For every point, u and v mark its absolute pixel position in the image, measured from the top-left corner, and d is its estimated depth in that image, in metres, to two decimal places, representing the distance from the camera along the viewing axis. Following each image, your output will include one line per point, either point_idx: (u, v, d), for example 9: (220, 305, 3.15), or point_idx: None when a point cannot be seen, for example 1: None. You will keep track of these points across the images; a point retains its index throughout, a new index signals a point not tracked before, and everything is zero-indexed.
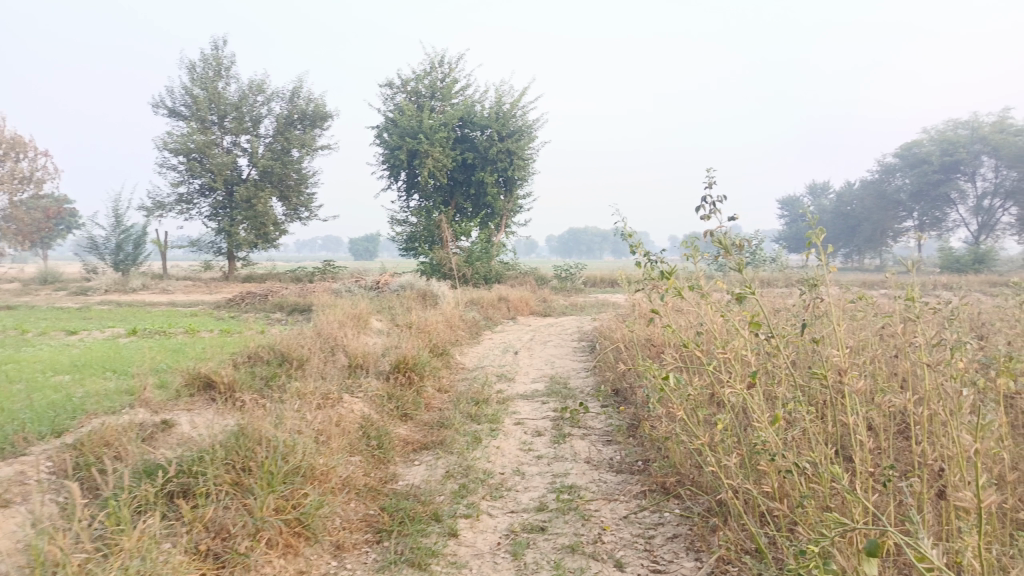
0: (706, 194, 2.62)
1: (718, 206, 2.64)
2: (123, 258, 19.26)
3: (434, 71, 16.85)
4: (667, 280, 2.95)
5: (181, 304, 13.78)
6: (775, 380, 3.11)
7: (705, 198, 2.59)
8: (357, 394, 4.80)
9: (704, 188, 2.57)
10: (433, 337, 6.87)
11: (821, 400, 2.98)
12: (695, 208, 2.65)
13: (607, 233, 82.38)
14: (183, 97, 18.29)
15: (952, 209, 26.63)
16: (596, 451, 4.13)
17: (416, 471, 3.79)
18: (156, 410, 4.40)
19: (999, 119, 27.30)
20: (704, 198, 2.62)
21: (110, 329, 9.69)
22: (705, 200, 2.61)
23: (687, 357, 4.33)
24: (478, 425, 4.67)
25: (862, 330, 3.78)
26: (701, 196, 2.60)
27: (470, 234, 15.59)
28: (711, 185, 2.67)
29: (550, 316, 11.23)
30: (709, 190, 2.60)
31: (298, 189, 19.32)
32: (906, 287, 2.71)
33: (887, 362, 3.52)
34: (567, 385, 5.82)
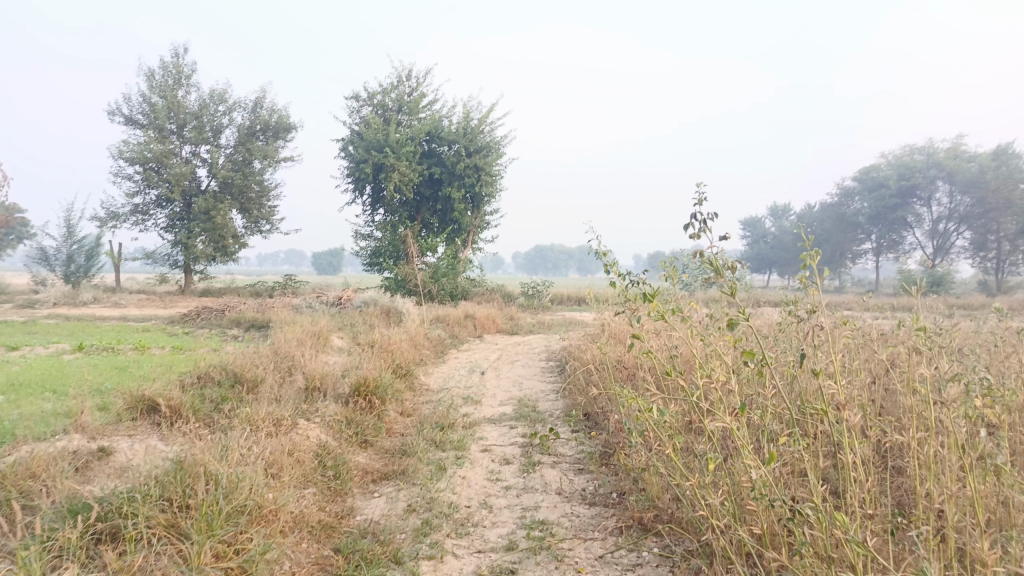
0: (698, 210, 2.40)
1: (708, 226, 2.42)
2: (74, 270, 18.54)
3: (401, 85, 16.67)
4: (650, 303, 2.68)
5: (133, 319, 13.25)
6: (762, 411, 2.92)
7: (696, 214, 2.35)
8: (314, 419, 4.52)
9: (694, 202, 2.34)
10: (397, 357, 6.60)
11: (811, 434, 2.81)
12: (684, 227, 2.41)
13: (572, 251, 83.05)
14: (141, 105, 17.76)
15: (908, 232, 27.22)
16: (567, 481, 3.91)
17: (375, 505, 3.51)
18: (93, 436, 4.06)
19: (953, 145, 28.06)
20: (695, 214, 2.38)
21: (55, 345, 9.21)
22: (695, 217, 2.38)
23: (666, 384, 4.11)
24: (443, 452, 4.42)
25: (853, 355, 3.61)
26: (691, 211, 2.37)
27: (436, 250, 15.35)
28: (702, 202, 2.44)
29: (517, 335, 11.03)
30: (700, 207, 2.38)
31: (259, 202, 18.87)
32: (914, 316, 2.52)
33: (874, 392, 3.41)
34: (536, 409, 5.59)
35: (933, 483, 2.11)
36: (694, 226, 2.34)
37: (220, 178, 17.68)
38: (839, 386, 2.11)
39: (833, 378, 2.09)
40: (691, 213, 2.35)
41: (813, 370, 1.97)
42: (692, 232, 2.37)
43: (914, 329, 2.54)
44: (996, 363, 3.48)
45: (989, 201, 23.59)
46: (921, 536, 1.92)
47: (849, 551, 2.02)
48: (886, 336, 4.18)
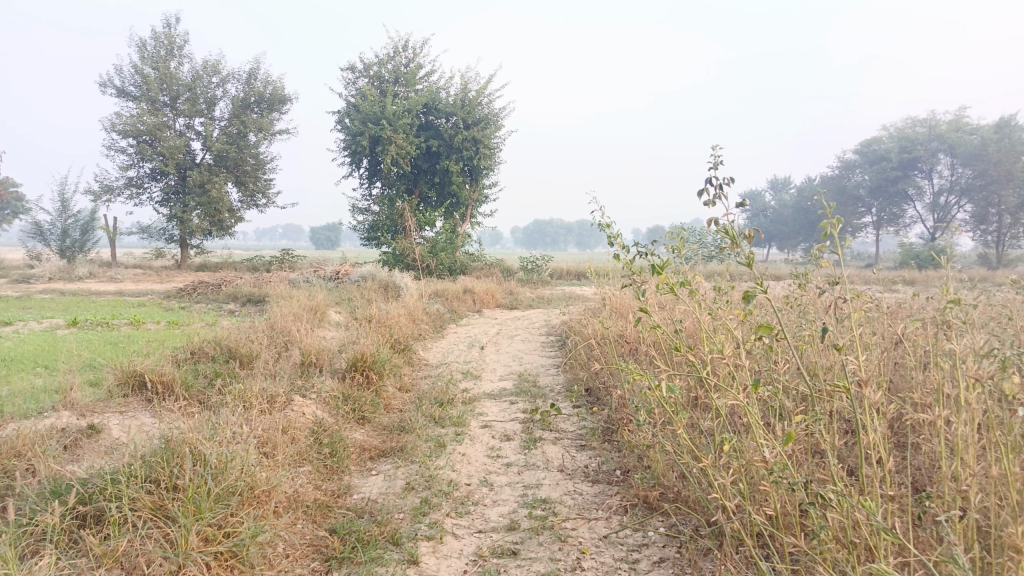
0: (712, 175, 2.22)
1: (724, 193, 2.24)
2: (69, 244, 18.36)
3: (397, 56, 16.37)
4: (659, 274, 2.53)
5: (129, 294, 13.13)
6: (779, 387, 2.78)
7: (711, 180, 2.18)
8: (309, 395, 4.42)
9: (709, 167, 2.16)
10: (395, 332, 6.50)
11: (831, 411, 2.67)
12: (696, 194, 2.24)
13: (572, 226, 82.91)
14: (133, 77, 17.45)
15: (909, 206, 27.01)
16: (570, 458, 3.81)
17: (373, 483, 3.42)
18: (83, 413, 3.95)
19: (955, 117, 27.81)
20: (708, 180, 2.21)
21: (49, 320, 9.09)
22: (710, 182, 2.21)
23: (672, 360, 4.01)
24: (442, 428, 4.32)
25: (872, 333, 3.47)
26: (705, 177, 2.20)
27: (434, 224, 15.19)
28: (716, 167, 2.27)
29: (517, 309, 10.92)
30: (714, 173, 2.20)
31: (255, 175, 18.66)
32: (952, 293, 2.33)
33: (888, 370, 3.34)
34: (536, 384, 5.49)
35: (961, 463, 2.00)
36: (708, 192, 2.15)
37: (215, 151, 17.44)
38: (859, 362, 2.00)
39: (854, 354, 1.98)
40: (706, 178, 2.18)
41: (837, 346, 1.85)
42: (706, 200, 2.20)
43: (948, 304, 2.36)
44: (1013, 335, 3.38)
45: (991, 173, 23.42)
46: (948, 519, 1.82)
47: (868, 538, 1.92)
48: (903, 311, 4.05)
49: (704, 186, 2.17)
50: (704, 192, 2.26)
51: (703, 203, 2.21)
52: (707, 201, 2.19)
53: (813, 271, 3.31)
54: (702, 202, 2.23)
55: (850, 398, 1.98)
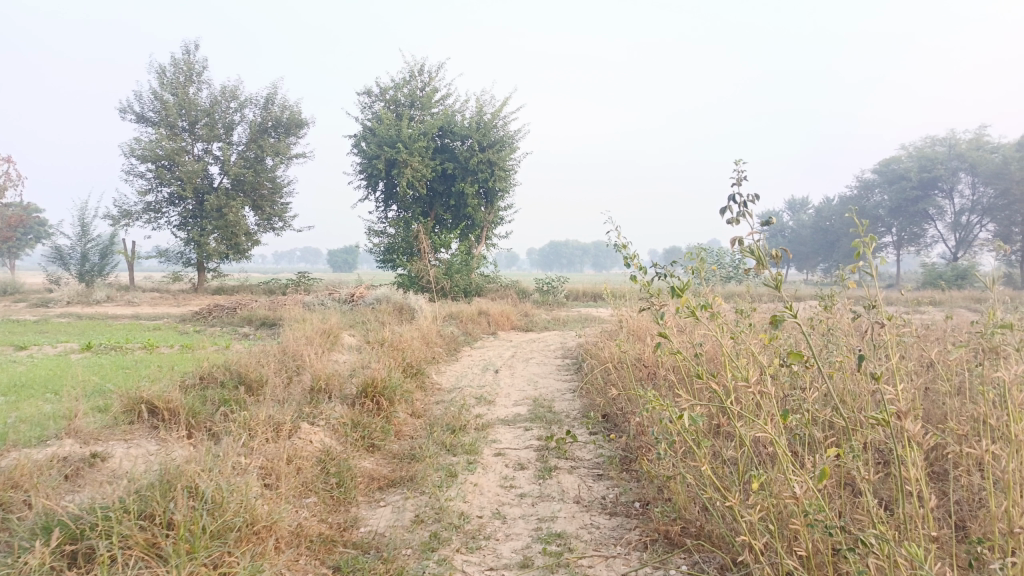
0: (737, 191, 2.08)
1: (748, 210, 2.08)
2: (88, 268, 18.48)
3: (413, 79, 16.43)
4: (680, 296, 2.39)
5: (145, 318, 13.14)
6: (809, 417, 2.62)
7: (734, 198, 2.03)
8: (318, 421, 4.30)
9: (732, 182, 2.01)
10: (407, 355, 6.38)
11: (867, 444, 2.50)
12: (718, 212, 2.11)
13: (588, 247, 82.84)
14: (152, 102, 17.65)
15: (930, 225, 26.48)
16: (586, 488, 3.66)
17: (380, 515, 3.28)
18: (87, 441, 3.85)
19: (975, 135, 27.49)
20: (731, 198, 2.07)
21: (64, 344, 9.06)
22: (735, 199, 2.05)
23: (695, 388, 3.86)
24: (454, 456, 4.18)
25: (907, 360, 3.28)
26: (728, 195, 2.05)
27: (449, 246, 15.13)
28: (739, 184, 2.13)
29: (533, 331, 10.76)
30: (738, 190, 2.06)
31: (272, 199, 18.75)
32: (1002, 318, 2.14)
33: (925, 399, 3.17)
34: (552, 410, 5.33)
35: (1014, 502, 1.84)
36: (732, 210, 2.01)
37: (233, 175, 17.55)
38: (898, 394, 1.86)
39: (893, 386, 1.84)
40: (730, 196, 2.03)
41: (875, 375, 1.70)
42: (730, 218, 2.05)
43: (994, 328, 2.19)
44: None
45: (1014, 193, 23.05)
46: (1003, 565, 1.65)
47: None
48: (937, 339, 3.87)
49: (726, 205, 2.03)
50: (727, 210, 2.11)
51: (726, 222, 2.06)
52: (730, 219, 2.05)
53: (841, 293, 3.17)
54: (726, 221, 2.08)
55: (889, 432, 1.83)
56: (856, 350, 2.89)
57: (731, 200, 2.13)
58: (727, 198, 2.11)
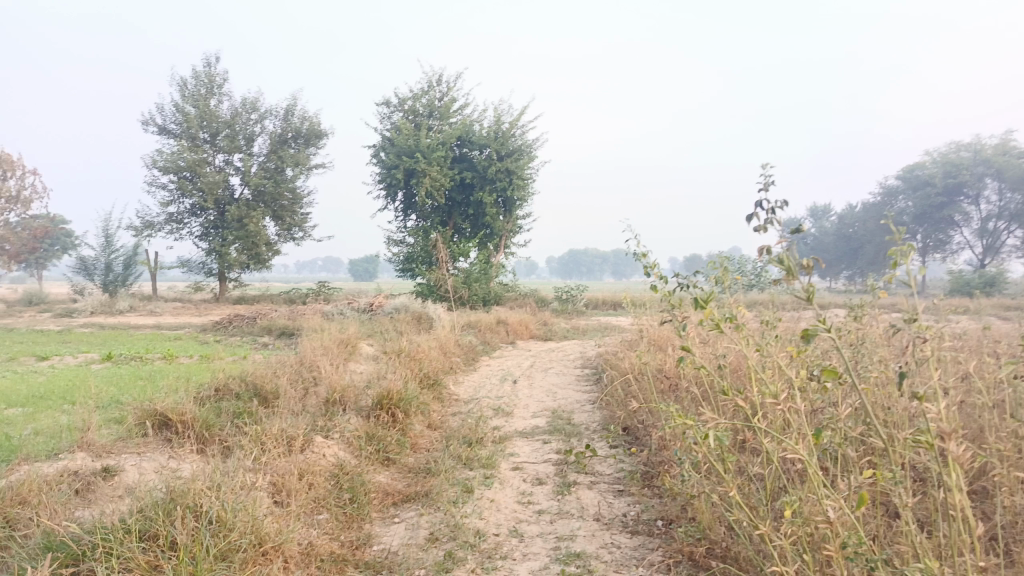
0: (764, 196, 1.94)
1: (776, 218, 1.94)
2: (112, 279, 18.66)
3: (432, 90, 16.44)
4: (704, 308, 2.27)
5: (166, 327, 13.22)
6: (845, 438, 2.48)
7: (762, 203, 1.90)
8: (332, 435, 4.22)
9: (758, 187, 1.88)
10: (425, 366, 6.30)
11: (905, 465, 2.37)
12: (746, 221, 1.97)
13: (608, 255, 82.59)
14: (174, 115, 17.83)
15: (956, 232, 26.01)
16: (606, 505, 3.54)
17: (394, 532, 3.20)
18: (99, 454, 3.79)
19: (1002, 141, 27.02)
20: (759, 203, 1.93)
21: (84, 354, 9.08)
22: (761, 204, 1.91)
23: (721, 403, 3.74)
24: (470, 471, 4.08)
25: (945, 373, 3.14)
26: (756, 199, 1.91)
27: (468, 255, 15.08)
28: (769, 189, 2.01)
29: (552, 340, 10.65)
30: (766, 197, 1.94)
31: (292, 209, 18.83)
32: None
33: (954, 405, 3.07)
34: (571, 422, 5.22)
35: None
36: (759, 217, 1.88)
37: (253, 185, 17.66)
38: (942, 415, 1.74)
39: (938, 406, 1.72)
40: (757, 201, 1.89)
41: (916, 395, 1.59)
42: (756, 225, 1.92)
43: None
44: None
45: None
46: None
47: None
48: (973, 351, 3.72)
49: (754, 212, 1.91)
50: (755, 216, 1.98)
51: (753, 230, 1.94)
52: (758, 226, 1.91)
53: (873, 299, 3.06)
54: (752, 227, 1.94)
55: (933, 456, 1.71)
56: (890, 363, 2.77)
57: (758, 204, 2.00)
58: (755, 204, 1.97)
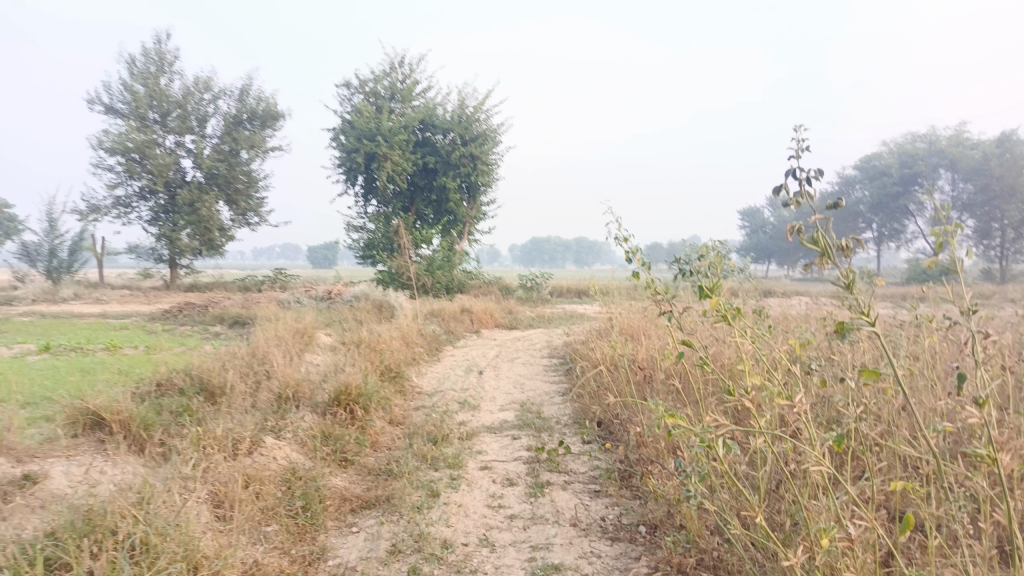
0: (797, 164, 1.66)
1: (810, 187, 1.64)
2: (56, 265, 17.79)
3: (394, 72, 15.93)
4: (710, 296, 2.01)
5: (112, 316, 12.57)
6: (868, 446, 2.22)
7: (795, 169, 1.62)
8: (284, 434, 3.88)
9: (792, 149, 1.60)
10: (385, 357, 5.96)
11: (928, 472, 2.13)
12: (773, 192, 1.70)
13: (571, 244, 82.92)
14: (121, 93, 17.01)
15: (911, 221, 26.32)
16: (583, 508, 3.28)
17: (353, 544, 2.88)
18: (20, 459, 3.36)
19: (956, 132, 27.45)
20: (791, 171, 1.65)
21: (21, 345, 8.50)
22: (794, 175, 1.62)
23: (714, 405, 3.50)
24: (435, 472, 3.77)
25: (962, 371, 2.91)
26: (788, 165, 1.64)
27: (430, 242, 14.68)
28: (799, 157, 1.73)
29: (517, 329, 10.36)
30: (799, 164, 1.66)
31: (247, 193, 18.17)
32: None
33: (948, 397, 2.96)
34: (541, 415, 4.96)
35: None
36: (792, 186, 1.60)
37: (206, 168, 16.95)
38: (998, 425, 1.47)
39: (993, 415, 1.46)
40: (790, 167, 1.61)
41: (977, 398, 1.35)
42: (785, 198, 1.64)
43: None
44: None
45: (993, 188, 22.53)
46: None
47: None
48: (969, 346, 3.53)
49: (784, 185, 1.65)
50: (779, 189, 1.70)
51: (784, 204, 1.66)
52: (787, 200, 1.64)
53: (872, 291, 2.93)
54: (782, 203, 1.66)
55: (994, 473, 1.45)
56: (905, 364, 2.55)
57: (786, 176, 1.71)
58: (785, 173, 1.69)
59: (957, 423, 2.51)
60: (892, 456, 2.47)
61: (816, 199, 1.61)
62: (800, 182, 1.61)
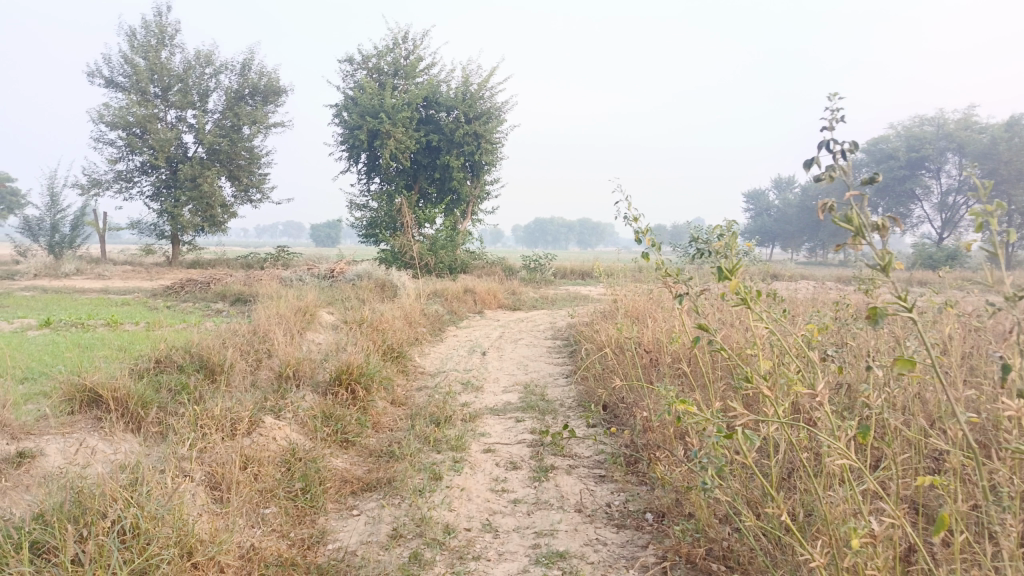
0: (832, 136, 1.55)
1: (843, 163, 1.54)
2: (58, 240, 17.70)
3: (397, 47, 15.70)
4: (730, 278, 1.91)
5: (114, 292, 12.50)
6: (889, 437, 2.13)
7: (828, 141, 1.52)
8: (284, 415, 3.81)
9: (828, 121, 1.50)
10: (388, 337, 5.89)
11: (952, 465, 2.04)
12: (803, 167, 1.61)
13: (574, 226, 82.65)
14: (122, 67, 16.82)
15: (917, 206, 26.18)
16: (588, 493, 3.21)
17: (353, 528, 2.82)
18: (15, 436, 3.28)
19: (965, 116, 27.15)
20: (825, 143, 1.55)
21: (22, 320, 8.43)
22: (827, 147, 1.52)
23: (725, 393, 3.42)
24: (438, 454, 3.70)
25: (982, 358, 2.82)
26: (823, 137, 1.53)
27: (434, 221, 14.56)
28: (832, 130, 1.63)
29: (520, 310, 10.28)
30: (833, 137, 1.56)
31: (249, 169, 18.05)
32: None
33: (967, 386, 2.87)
34: (545, 398, 4.89)
35: None
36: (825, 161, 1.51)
37: (207, 144, 16.79)
38: None
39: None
40: (824, 138, 1.52)
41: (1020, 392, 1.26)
42: (818, 173, 1.54)
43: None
44: None
45: (1002, 173, 22.35)
46: None
47: None
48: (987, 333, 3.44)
49: (817, 159, 1.56)
50: (810, 163, 1.60)
51: (813, 178, 1.57)
52: (819, 175, 1.54)
53: (879, 278, 2.96)
54: (812, 178, 1.57)
55: None
56: (929, 356, 2.48)
57: (818, 149, 1.62)
58: (818, 144, 1.59)
59: (981, 413, 2.42)
60: (911, 447, 2.38)
61: (850, 174, 1.52)
62: (834, 156, 1.52)
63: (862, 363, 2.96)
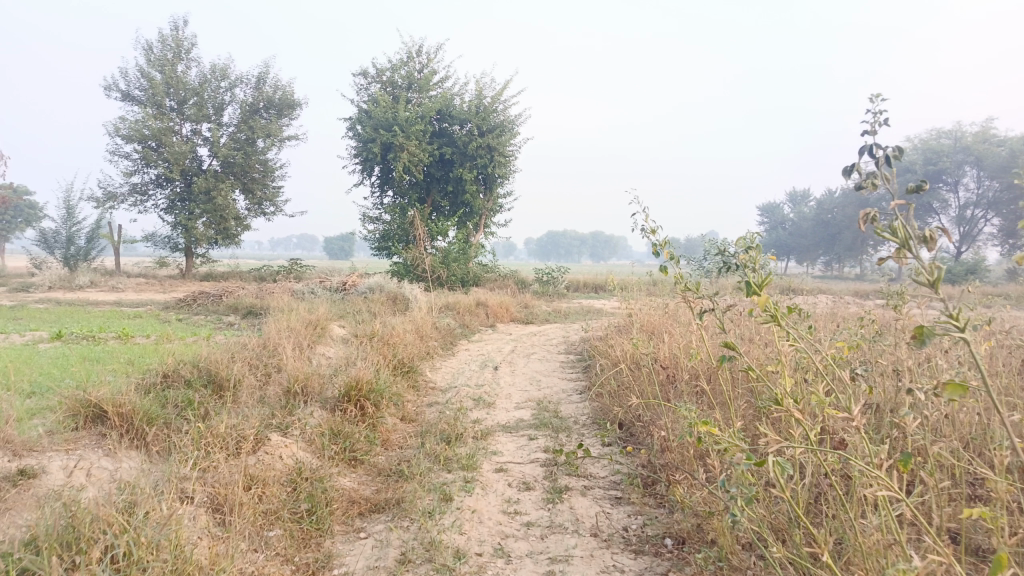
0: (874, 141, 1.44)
1: (885, 171, 1.44)
2: (73, 252, 17.79)
3: (411, 61, 15.72)
4: (759, 293, 1.80)
5: (127, 304, 12.50)
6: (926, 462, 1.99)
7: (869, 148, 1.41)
8: (291, 432, 3.72)
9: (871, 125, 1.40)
10: (398, 351, 5.80)
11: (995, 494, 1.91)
12: (843, 176, 1.50)
13: (587, 239, 82.52)
14: (138, 80, 16.95)
15: (934, 219, 25.90)
16: (604, 516, 3.09)
17: (359, 552, 2.71)
18: (17, 453, 3.20)
19: (983, 128, 26.85)
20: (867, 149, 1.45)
21: (32, 332, 8.39)
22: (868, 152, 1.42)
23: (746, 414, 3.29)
24: (449, 474, 3.59)
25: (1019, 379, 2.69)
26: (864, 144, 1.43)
27: (446, 234, 14.48)
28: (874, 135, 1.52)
29: (533, 324, 10.15)
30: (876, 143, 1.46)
31: (263, 182, 18.11)
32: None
33: (1004, 408, 2.74)
34: (558, 415, 4.78)
35: None
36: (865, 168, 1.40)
37: (222, 157, 16.84)
38: None
39: None
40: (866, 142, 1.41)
41: None
42: (858, 181, 1.43)
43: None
44: None
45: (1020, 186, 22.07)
46: None
47: None
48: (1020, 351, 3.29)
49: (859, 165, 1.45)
50: (851, 171, 1.49)
51: (854, 187, 1.46)
52: (860, 183, 1.44)
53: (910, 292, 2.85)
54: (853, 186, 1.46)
55: None
56: (966, 376, 2.35)
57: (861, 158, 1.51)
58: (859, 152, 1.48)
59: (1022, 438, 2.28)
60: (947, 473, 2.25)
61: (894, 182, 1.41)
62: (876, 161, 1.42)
63: (893, 383, 2.83)
